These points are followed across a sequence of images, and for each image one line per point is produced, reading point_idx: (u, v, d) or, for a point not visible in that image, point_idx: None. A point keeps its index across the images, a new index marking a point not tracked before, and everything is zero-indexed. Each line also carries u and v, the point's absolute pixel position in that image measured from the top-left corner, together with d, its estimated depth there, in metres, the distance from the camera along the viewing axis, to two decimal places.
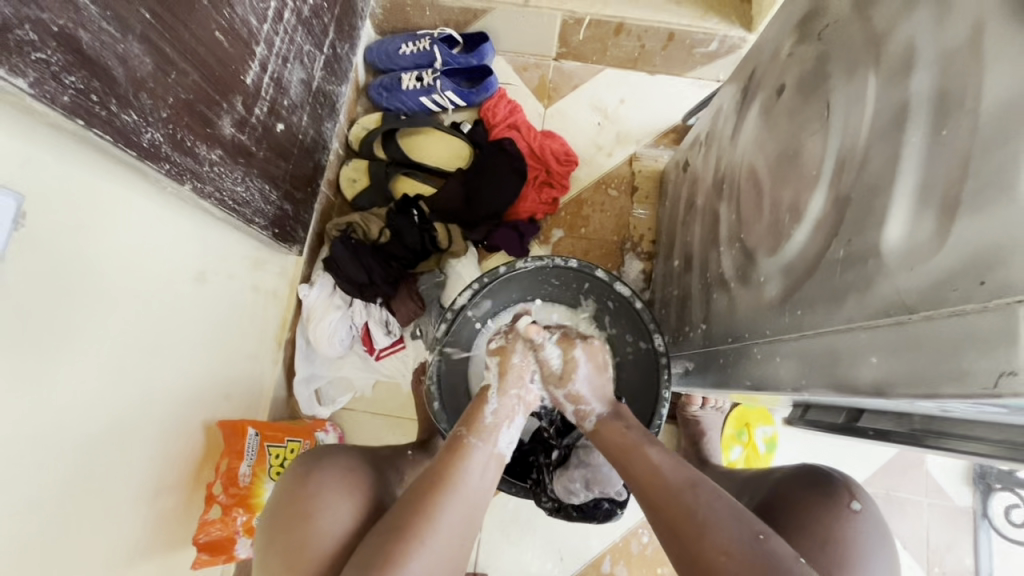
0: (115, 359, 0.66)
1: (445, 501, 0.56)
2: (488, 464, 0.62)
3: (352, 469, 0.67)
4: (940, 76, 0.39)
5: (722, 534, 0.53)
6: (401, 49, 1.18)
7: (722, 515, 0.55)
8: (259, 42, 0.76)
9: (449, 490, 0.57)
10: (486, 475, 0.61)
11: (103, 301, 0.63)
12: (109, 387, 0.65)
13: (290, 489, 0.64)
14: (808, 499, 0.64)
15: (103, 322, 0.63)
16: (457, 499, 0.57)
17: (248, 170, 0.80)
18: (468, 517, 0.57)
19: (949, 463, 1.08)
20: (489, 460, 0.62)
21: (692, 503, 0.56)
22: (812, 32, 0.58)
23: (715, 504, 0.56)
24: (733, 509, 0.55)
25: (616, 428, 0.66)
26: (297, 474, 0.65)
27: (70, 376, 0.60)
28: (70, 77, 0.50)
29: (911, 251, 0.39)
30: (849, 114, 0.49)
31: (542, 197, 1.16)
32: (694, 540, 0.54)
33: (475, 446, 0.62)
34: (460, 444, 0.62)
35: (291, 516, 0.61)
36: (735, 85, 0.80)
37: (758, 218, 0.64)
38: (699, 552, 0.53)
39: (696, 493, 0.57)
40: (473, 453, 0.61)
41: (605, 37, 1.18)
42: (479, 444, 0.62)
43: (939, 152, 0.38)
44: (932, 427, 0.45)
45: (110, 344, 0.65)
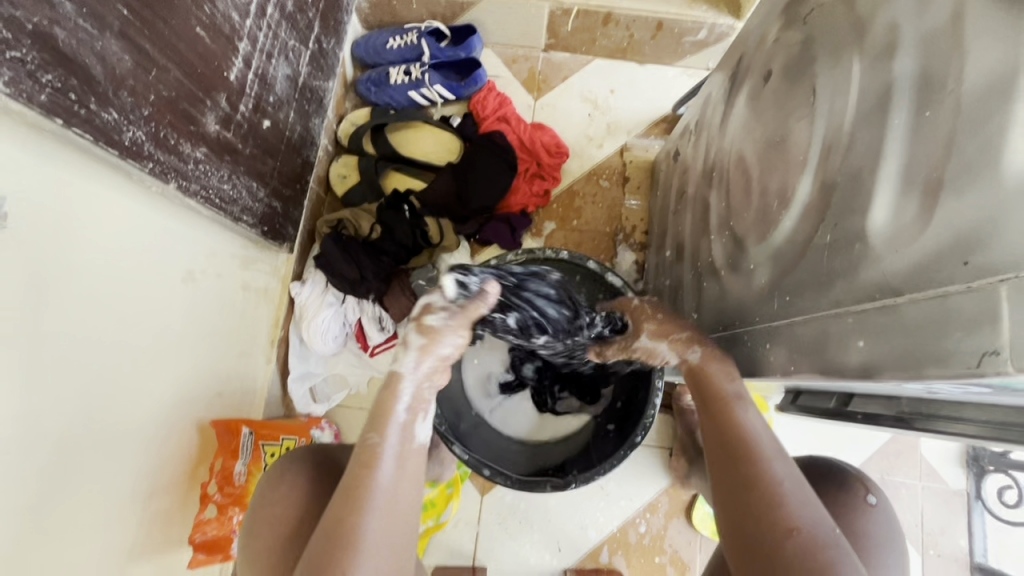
0: (94, 353, 0.64)
1: (363, 522, 0.53)
2: (402, 463, 0.57)
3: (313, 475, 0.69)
4: (922, 57, 0.39)
5: (796, 510, 0.52)
6: (389, 43, 1.17)
7: (802, 494, 0.54)
8: (242, 38, 0.75)
9: (365, 508, 0.53)
10: (405, 474, 0.57)
11: (80, 293, 0.61)
12: (86, 383, 0.63)
13: (263, 494, 0.68)
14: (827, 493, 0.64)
15: (83, 317, 0.62)
16: (376, 511, 0.54)
17: (235, 167, 0.80)
18: (395, 523, 0.55)
19: (943, 446, 1.09)
20: (404, 459, 0.57)
21: (775, 475, 0.55)
22: (798, 17, 0.58)
23: (794, 481, 0.55)
24: (808, 491, 0.54)
25: (720, 373, 0.63)
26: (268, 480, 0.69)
27: (47, 372, 0.58)
28: (47, 76, 0.49)
29: (896, 234, 0.39)
30: (834, 98, 0.49)
31: (533, 190, 1.16)
32: (766, 511, 0.53)
33: (384, 450, 0.56)
34: (369, 455, 0.56)
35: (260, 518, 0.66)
36: (723, 73, 0.80)
37: (746, 205, 0.64)
38: (761, 514, 0.53)
39: (778, 465, 0.56)
40: (383, 460, 0.56)
41: (593, 27, 1.17)
42: (389, 450, 0.57)
43: (923, 133, 0.38)
44: (922, 410, 0.45)
45: (87, 337, 0.63)
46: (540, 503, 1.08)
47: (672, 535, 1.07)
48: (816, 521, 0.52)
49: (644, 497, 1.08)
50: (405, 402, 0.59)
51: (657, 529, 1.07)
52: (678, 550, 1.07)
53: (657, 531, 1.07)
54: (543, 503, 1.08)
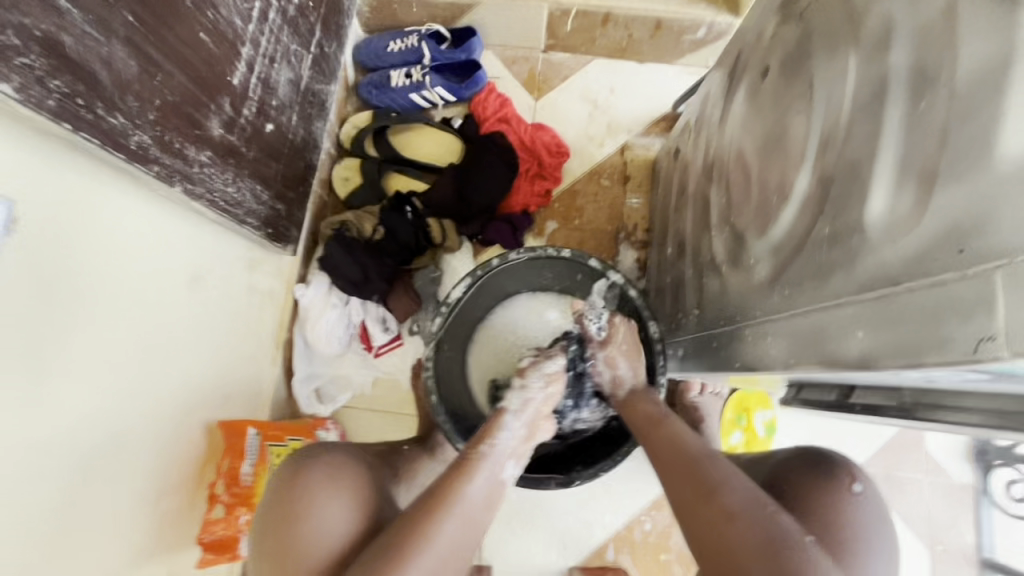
0: (97, 351, 0.64)
1: (447, 512, 0.57)
2: (492, 484, 0.62)
3: (339, 469, 0.67)
4: (916, 49, 0.39)
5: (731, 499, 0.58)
6: (390, 47, 1.18)
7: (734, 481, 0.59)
8: (245, 43, 0.76)
9: (452, 504, 0.58)
10: (489, 494, 0.62)
11: (84, 291, 0.61)
12: (91, 381, 0.63)
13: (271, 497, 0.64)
14: (811, 484, 0.64)
15: (87, 315, 0.62)
16: (462, 512, 0.58)
17: (239, 170, 0.81)
18: (470, 533, 0.58)
19: (949, 440, 1.09)
20: (494, 477, 0.63)
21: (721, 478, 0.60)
22: (795, 11, 0.58)
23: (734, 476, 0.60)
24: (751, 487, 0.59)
25: (646, 402, 0.74)
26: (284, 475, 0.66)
27: (51, 368, 0.58)
28: (56, 81, 0.50)
29: (894, 224, 0.39)
30: (831, 92, 0.49)
31: (534, 190, 1.16)
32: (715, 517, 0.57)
33: (482, 462, 0.63)
34: (466, 463, 0.62)
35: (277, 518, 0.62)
36: (722, 70, 0.80)
37: (746, 200, 0.65)
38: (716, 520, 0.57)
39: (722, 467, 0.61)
40: (478, 472, 0.62)
41: (592, 29, 1.19)
42: (487, 466, 0.62)
43: (918, 125, 0.38)
44: (924, 400, 0.45)
45: (92, 335, 0.63)
46: (545, 502, 1.08)
47: (678, 533, 1.07)
48: (750, 504, 0.57)
49: (649, 494, 1.08)
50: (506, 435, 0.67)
51: (663, 526, 1.07)
52: (684, 547, 1.07)
53: (663, 529, 1.07)
54: (548, 502, 1.08)
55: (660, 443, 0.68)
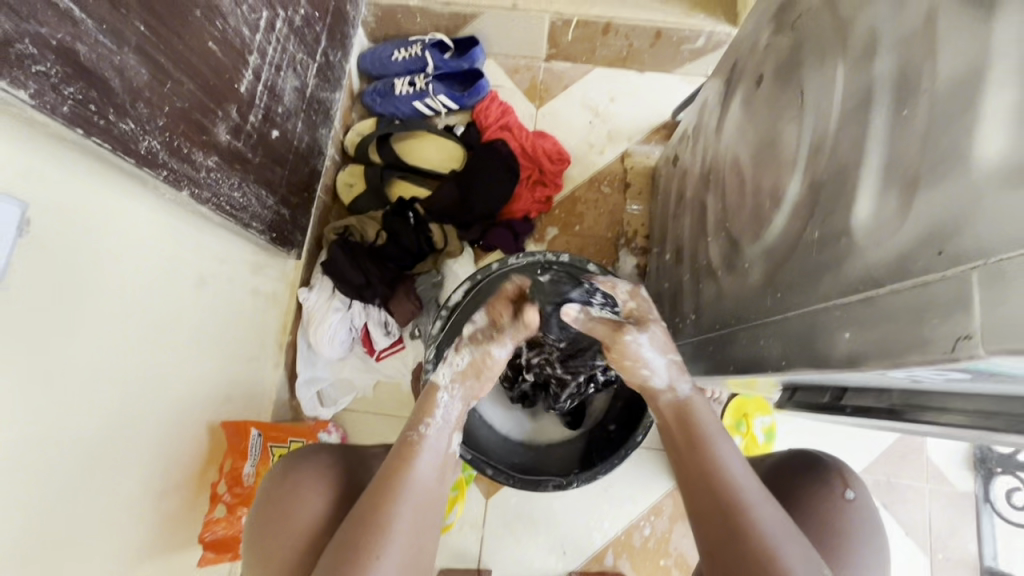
0: (103, 350, 0.65)
1: (397, 500, 0.58)
2: (439, 459, 0.63)
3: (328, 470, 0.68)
4: (899, 59, 0.40)
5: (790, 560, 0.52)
6: (394, 56, 1.20)
7: (793, 546, 0.53)
8: (252, 52, 0.78)
9: (401, 490, 0.58)
10: (438, 471, 0.62)
11: (92, 291, 0.62)
12: (96, 379, 0.65)
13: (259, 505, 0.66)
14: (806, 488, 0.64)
15: (93, 313, 0.63)
16: (411, 496, 0.59)
17: (245, 175, 0.82)
18: (426, 511, 0.59)
19: (950, 448, 1.09)
20: (436, 457, 0.62)
21: (763, 527, 0.54)
22: (787, 22, 0.60)
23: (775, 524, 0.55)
24: (793, 535, 0.54)
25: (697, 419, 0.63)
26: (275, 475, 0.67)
27: (57, 365, 0.59)
28: (70, 88, 0.52)
29: (879, 227, 0.40)
30: (821, 101, 0.50)
31: (535, 196, 1.18)
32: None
33: (423, 446, 0.62)
34: (410, 449, 0.61)
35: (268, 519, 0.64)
36: (719, 78, 0.82)
37: (741, 206, 0.66)
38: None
39: (764, 514, 0.55)
40: (421, 456, 0.61)
41: (593, 37, 1.20)
42: (427, 447, 0.62)
43: (901, 131, 0.39)
44: (911, 402, 0.46)
45: (98, 334, 0.64)
46: (544, 506, 1.09)
47: (677, 538, 1.07)
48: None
49: (649, 500, 1.09)
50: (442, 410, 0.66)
51: (662, 532, 1.07)
52: (683, 553, 1.07)
53: (662, 535, 1.07)
54: (547, 505, 1.09)
55: (698, 473, 0.60)
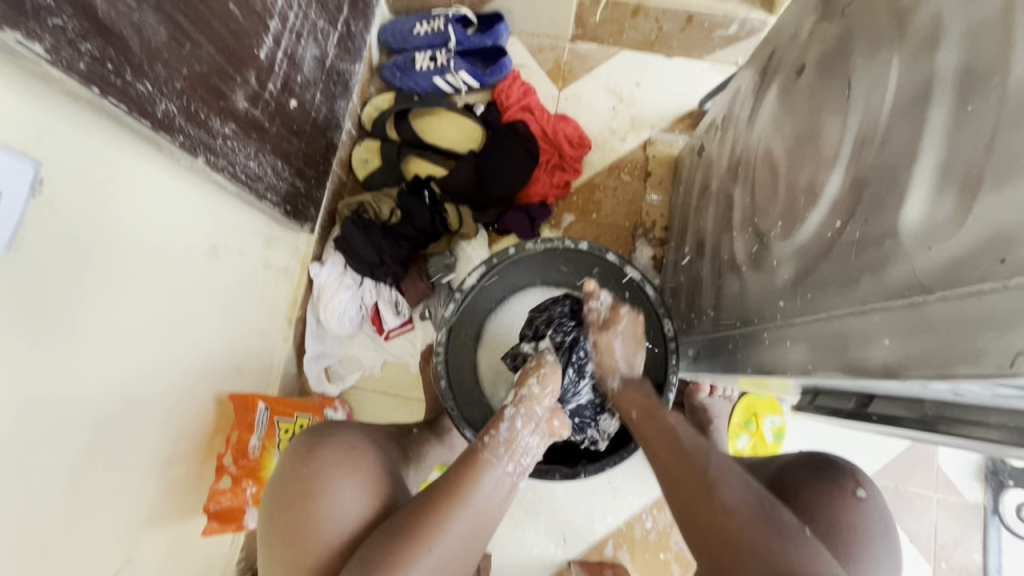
0: (113, 315, 0.64)
1: (462, 511, 0.56)
2: (500, 484, 0.59)
3: (355, 446, 0.69)
4: (967, 52, 0.38)
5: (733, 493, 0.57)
6: (416, 29, 1.17)
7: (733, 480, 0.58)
8: (273, 17, 0.75)
9: (462, 502, 0.57)
10: (501, 493, 0.60)
11: (105, 255, 0.62)
12: (105, 345, 0.64)
13: (284, 482, 0.65)
14: (817, 488, 0.63)
15: (105, 278, 0.62)
16: (471, 513, 0.57)
17: (261, 145, 0.80)
18: (476, 533, 0.57)
19: (961, 458, 1.07)
20: (505, 477, 0.60)
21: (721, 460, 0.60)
22: (835, 8, 0.57)
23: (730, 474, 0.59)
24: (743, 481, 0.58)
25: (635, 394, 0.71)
26: (295, 457, 0.67)
27: (67, 329, 0.58)
28: (87, 45, 0.50)
29: (931, 230, 0.38)
30: (871, 94, 0.48)
31: (554, 180, 1.15)
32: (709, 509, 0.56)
33: (493, 463, 0.60)
34: (481, 461, 0.60)
35: (292, 499, 0.63)
36: (754, 66, 0.78)
37: (773, 201, 0.63)
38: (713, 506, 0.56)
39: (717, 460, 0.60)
40: (490, 471, 0.59)
41: (623, 18, 1.17)
42: (496, 461, 0.60)
43: (964, 128, 0.37)
44: (946, 413, 0.44)
45: (109, 299, 0.63)
46: (547, 493, 1.08)
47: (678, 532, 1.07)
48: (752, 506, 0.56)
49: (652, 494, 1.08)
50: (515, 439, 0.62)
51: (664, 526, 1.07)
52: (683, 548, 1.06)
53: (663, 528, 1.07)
54: (550, 493, 1.08)
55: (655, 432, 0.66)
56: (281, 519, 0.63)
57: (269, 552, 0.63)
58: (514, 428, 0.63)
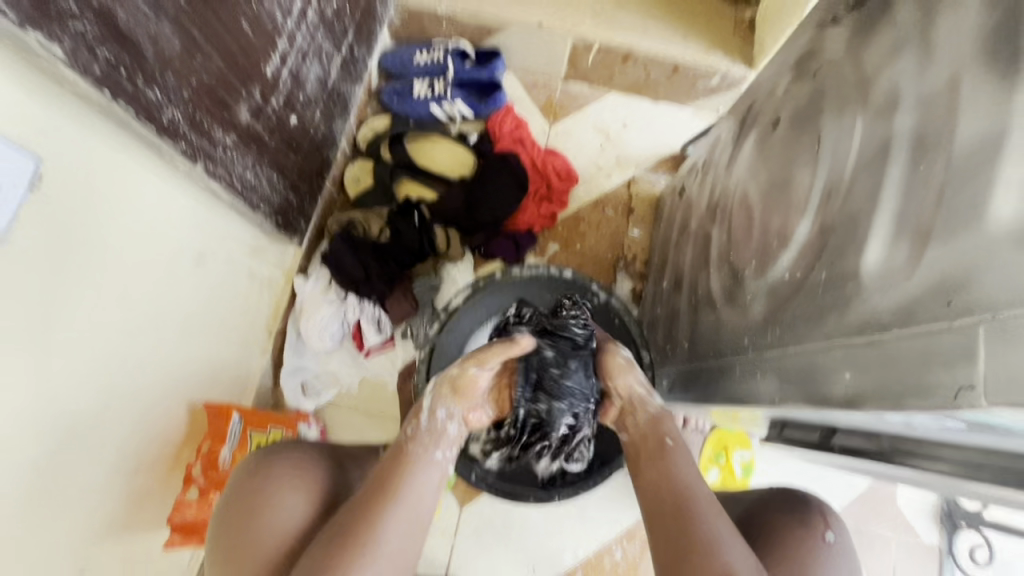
0: (94, 313, 0.64)
1: (389, 505, 0.57)
2: (431, 475, 0.61)
3: (303, 462, 0.68)
4: (920, 117, 0.42)
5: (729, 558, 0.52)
6: (416, 58, 1.21)
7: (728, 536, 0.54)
8: (282, 36, 0.78)
9: (394, 496, 0.58)
10: (432, 483, 0.61)
11: (92, 254, 0.62)
12: (83, 343, 0.63)
13: (241, 487, 0.65)
14: (790, 526, 0.64)
15: (90, 276, 0.62)
16: (403, 508, 0.57)
17: (259, 157, 0.82)
18: (412, 527, 0.57)
19: (920, 499, 1.11)
20: (434, 470, 0.62)
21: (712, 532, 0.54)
22: (807, 71, 0.62)
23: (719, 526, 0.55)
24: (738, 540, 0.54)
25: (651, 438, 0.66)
26: (249, 466, 0.67)
27: (47, 325, 0.58)
28: (104, 50, 0.52)
29: (887, 274, 0.42)
30: (837, 148, 0.52)
31: (541, 211, 1.19)
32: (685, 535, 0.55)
33: (415, 459, 0.61)
34: (403, 455, 0.62)
35: (235, 512, 0.63)
36: (734, 116, 0.84)
37: (748, 241, 0.67)
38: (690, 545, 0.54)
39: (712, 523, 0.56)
40: (418, 463, 0.61)
41: (613, 63, 1.22)
42: (420, 455, 0.62)
43: (916, 184, 0.41)
44: (901, 445, 0.47)
45: (89, 297, 0.63)
46: (519, 520, 1.08)
47: (647, 565, 1.07)
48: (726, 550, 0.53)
49: (624, 524, 1.08)
50: (438, 445, 0.63)
51: (633, 556, 1.07)
52: None
53: (633, 559, 1.07)
54: (522, 519, 1.08)
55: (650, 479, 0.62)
56: (229, 523, 0.62)
57: (213, 561, 0.62)
58: (435, 424, 0.65)
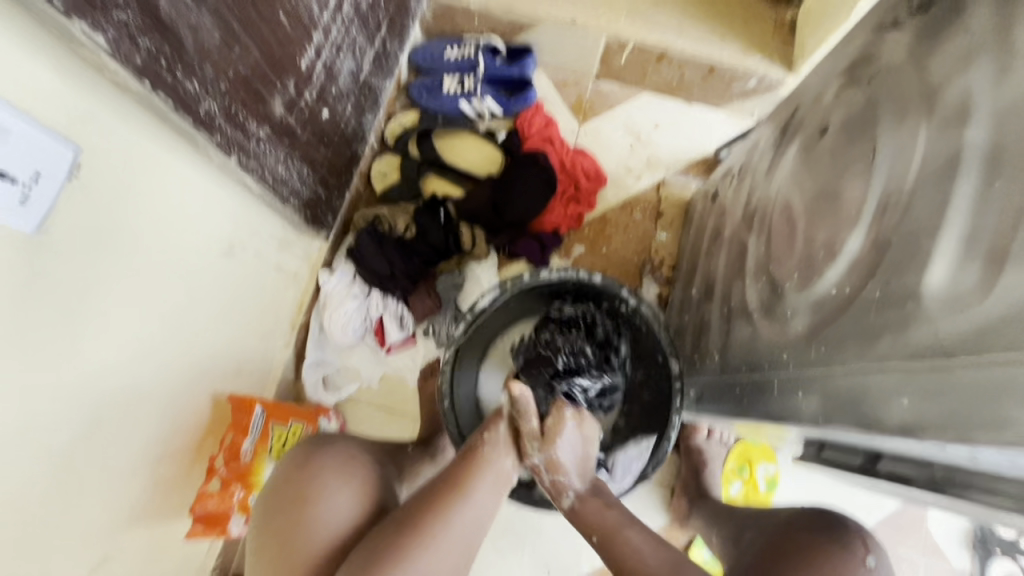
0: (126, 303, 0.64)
1: (458, 503, 0.59)
2: (497, 478, 0.63)
3: (352, 454, 0.70)
4: (996, 131, 0.40)
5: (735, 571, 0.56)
6: (446, 53, 1.20)
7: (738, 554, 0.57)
8: (318, 29, 0.77)
9: (463, 494, 0.60)
10: (495, 490, 0.63)
11: (127, 244, 0.62)
12: (115, 332, 0.64)
13: (288, 475, 0.66)
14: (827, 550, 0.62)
15: (124, 266, 0.62)
16: (467, 511, 0.59)
17: (291, 151, 0.82)
18: (474, 529, 0.59)
19: (951, 523, 1.07)
20: (501, 477, 0.64)
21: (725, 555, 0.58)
22: (861, 77, 0.59)
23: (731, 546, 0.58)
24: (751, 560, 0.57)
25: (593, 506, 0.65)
26: (297, 458, 0.68)
27: (80, 314, 0.58)
28: (146, 40, 0.51)
29: (954, 297, 0.40)
30: (895, 160, 0.50)
31: (568, 212, 1.17)
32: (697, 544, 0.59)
33: (489, 464, 0.64)
34: (477, 455, 0.64)
35: (286, 499, 0.63)
36: (775, 122, 0.81)
37: (789, 252, 0.65)
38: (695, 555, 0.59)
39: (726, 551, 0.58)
40: (486, 464, 0.63)
41: (647, 63, 1.20)
42: (493, 459, 0.64)
43: (989, 202, 0.39)
44: (955, 476, 0.45)
45: (122, 287, 0.63)
46: (535, 524, 1.07)
47: None
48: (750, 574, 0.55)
49: None
50: (508, 453, 0.65)
51: None
52: None
53: None
54: (537, 523, 1.07)
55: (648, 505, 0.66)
56: (273, 512, 0.63)
57: (255, 549, 0.62)
58: (510, 430, 0.68)
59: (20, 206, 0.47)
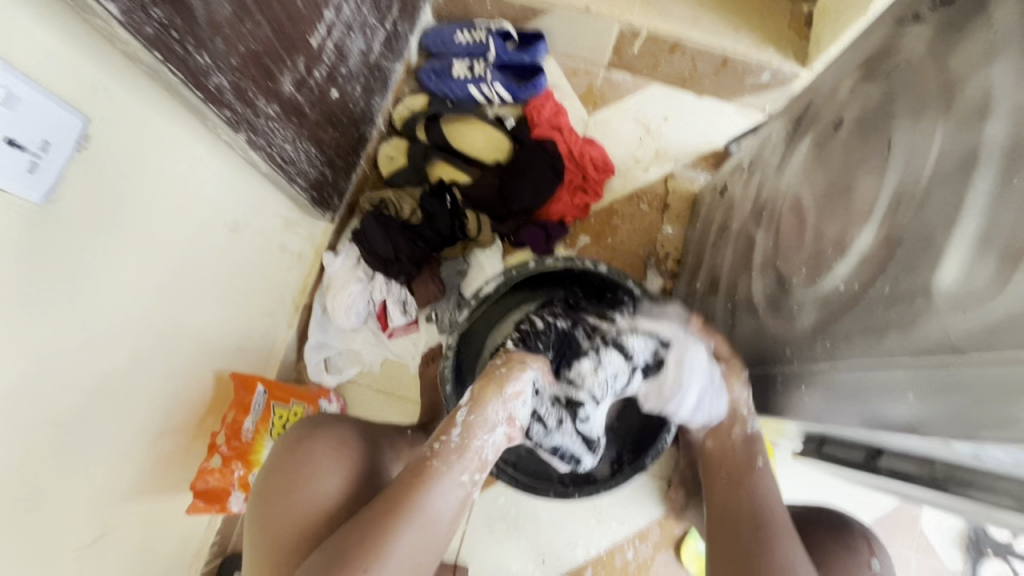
0: (131, 277, 0.64)
1: (402, 524, 0.57)
2: (448, 493, 0.61)
3: (345, 439, 0.69)
4: (1015, 128, 0.39)
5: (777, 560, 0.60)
6: (457, 37, 1.18)
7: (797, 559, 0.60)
8: (329, 7, 0.76)
9: (405, 517, 0.58)
10: (450, 504, 0.61)
11: (134, 218, 0.62)
12: (121, 305, 0.64)
13: (283, 453, 0.66)
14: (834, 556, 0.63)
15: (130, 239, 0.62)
16: (410, 534, 0.57)
17: (299, 130, 0.81)
18: (422, 547, 0.58)
19: (945, 524, 1.08)
20: (454, 491, 0.62)
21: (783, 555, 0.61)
22: (879, 71, 0.58)
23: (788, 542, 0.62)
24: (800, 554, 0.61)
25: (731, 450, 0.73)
26: (293, 436, 0.68)
27: (85, 285, 0.58)
28: (158, 11, 0.50)
29: (966, 294, 0.39)
30: (910, 157, 0.49)
31: (574, 202, 1.17)
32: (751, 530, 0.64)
33: (438, 479, 0.61)
34: (426, 472, 0.61)
35: (274, 480, 0.64)
36: (787, 116, 0.80)
37: (798, 247, 0.64)
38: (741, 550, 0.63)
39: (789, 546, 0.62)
40: (438, 482, 0.61)
41: (659, 53, 1.18)
42: (442, 473, 0.62)
43: (1006, 200, 0.38)
44: (957, 474, 0.45)
45: (127, 261, 0.63)
46: (531, 512, 1.08)
47: (657, 567, 1.06)
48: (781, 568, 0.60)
49: (637, 524, 1.07)
50: (460, 467, 0.63)
51: (644, 557, 1.06)
52: None
53: (643, 560, 1.06)
54: (533, 511, 1.08)
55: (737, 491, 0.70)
56: (265, 489, 0.64)
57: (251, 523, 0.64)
58: (463, 436, 0.64)
59: (28, 174, 0.47)
